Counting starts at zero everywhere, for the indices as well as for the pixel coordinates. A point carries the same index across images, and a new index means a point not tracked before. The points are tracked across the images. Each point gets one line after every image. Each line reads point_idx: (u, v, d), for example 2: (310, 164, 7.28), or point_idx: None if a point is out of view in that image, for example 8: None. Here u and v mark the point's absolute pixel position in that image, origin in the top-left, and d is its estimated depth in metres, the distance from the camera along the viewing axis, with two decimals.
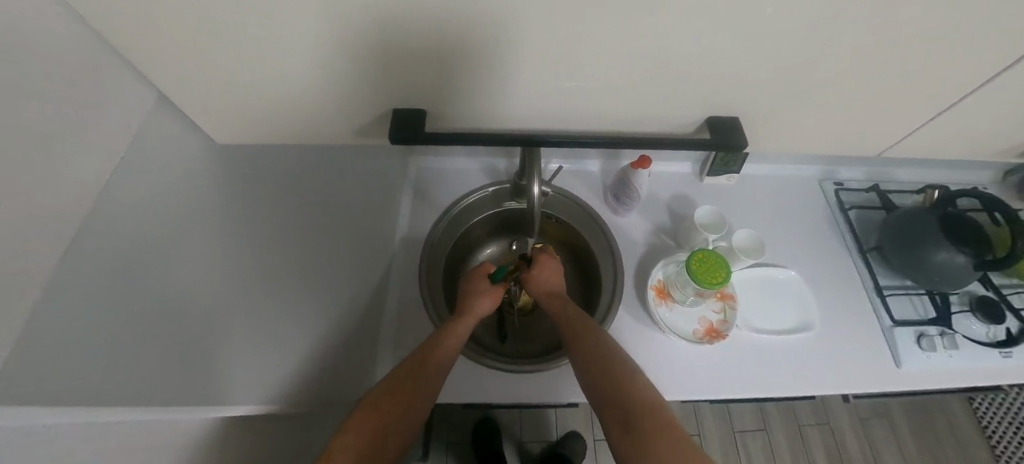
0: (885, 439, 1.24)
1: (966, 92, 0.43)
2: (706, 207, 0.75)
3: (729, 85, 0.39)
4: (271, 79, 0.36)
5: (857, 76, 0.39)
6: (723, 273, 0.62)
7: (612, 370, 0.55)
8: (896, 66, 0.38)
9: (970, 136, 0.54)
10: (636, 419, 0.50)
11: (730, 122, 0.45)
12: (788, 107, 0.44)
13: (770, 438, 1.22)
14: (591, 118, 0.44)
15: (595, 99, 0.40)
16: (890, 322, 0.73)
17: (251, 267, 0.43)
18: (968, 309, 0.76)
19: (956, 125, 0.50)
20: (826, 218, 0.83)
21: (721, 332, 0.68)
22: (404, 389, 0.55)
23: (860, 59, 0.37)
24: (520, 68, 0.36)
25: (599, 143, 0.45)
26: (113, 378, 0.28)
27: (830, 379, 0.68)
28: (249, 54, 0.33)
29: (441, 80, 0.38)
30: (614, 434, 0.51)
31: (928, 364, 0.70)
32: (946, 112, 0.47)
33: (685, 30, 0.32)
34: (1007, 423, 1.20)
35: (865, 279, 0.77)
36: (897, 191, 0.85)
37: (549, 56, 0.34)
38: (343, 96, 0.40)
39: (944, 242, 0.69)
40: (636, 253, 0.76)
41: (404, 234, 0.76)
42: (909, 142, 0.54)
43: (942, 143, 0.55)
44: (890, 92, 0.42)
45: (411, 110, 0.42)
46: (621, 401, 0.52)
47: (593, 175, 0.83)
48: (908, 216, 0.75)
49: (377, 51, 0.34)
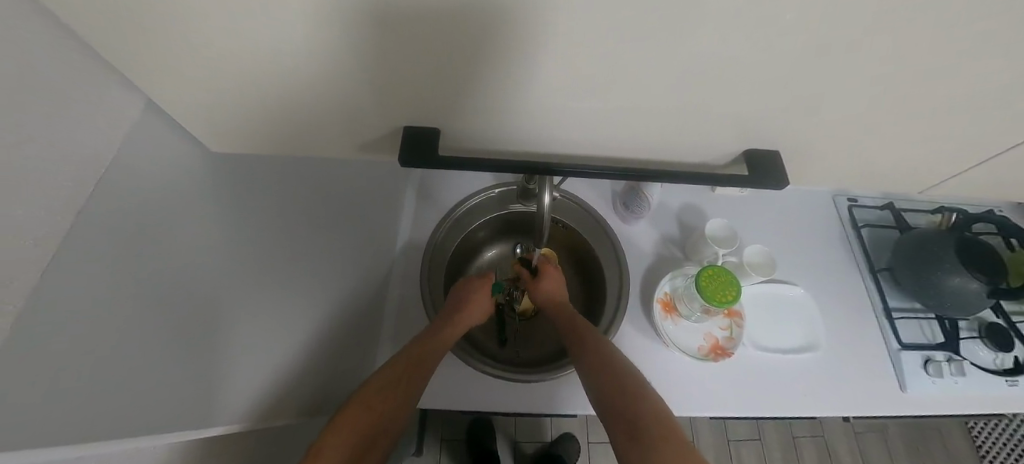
0: (879, 454, 1.24)
1: (1005, 133, 0.41)
2: (717, 220, 0.73)
3: (758, 116, 0.37)
4: (269, 91, 0.34)
5: (894, 112, 0.37)
6: (733, 291, 0.60)
7: (623, 376, 0.55)
8: (935, 107, 0.36)
9: (997, 175, 0.52)
10: (641, 425, 0.50)
11: (761, 152, 0.43)
12: (814, 140, 0.42)
13: (763, 447, 1.22)
14: (610, 142, 0.42)
15: (618, 121, 0.38)
16: (898, 345, 0.72)
17: (247, 280, 0.41)
18: (977, 335, 0.75)
19: (985, 164, 0.48)
20: (838, 235, 0.80)
21: (726, 350, 0.67)
22: (395, 389, 0.54)
23: (899, 98, 0.34)
24: (539, 88, 0.34)
25: (611, 175, 0.43)
26: (103, 409, 0.26)
27: (833, 399, 0.67)
28: (247, 74, 0.31)
29: (455, 95, 0.35)
30: (621, 443, 0.50)
31: (934, 389, 0.69)
32: (985, 149, 0.44)
33: (716, 65, 0.30)
34: (1002, 445, 1.20)
35: (874, 301, 0.75)
36: (912, 210, 0.82)
37: (565, 82, 0.33)
38: (348, 113, 0.38)
39: (960, 269, 0.67)
40: (643, 265, 0.74)
41: (405, 236, 0.74)
42: (938, 176, 0.52)
43: (969, 178, 0.53)
44: (929, 129, 0.40)
45: (421, 130, 0.40)
46: (631, 406, 0.52)
47: (602, 181, 0.80)
48: (924, 238, 0.72)
49: (380, 70, 0.32)
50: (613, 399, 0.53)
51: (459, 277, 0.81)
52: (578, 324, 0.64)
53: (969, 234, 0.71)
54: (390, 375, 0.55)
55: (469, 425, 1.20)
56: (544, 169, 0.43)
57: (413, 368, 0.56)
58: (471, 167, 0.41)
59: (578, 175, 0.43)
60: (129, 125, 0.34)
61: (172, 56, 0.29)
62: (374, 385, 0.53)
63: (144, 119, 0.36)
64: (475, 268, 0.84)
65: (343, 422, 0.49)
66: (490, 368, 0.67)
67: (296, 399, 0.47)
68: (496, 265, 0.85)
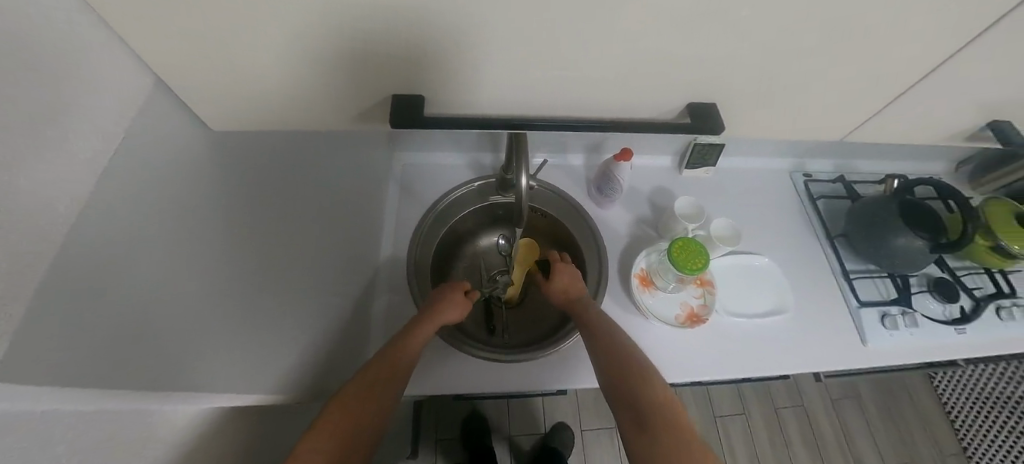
0: (855, 418, 1.31)
1: (911, 92, 0.48)
2: (685, 198, 0.77)
3: (699, 80, 0.42)
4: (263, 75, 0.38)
5: (814, 73, 0.43)
6: (702, 260, 0.64)
7: (631, 359, 0.58)
8: (845, 66, 0.42)
9: (919, 135, 0.59)
10: (648, 412, 0.52)
11: (706, 108, 0.47)
12: (752, 107, 0.48)
13: (748, 421, 1.27)
14: (582, 100, 0.44)
15: (581, 85, 0.41)
16: (857, 303, 0.77)
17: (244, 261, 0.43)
18: (926, 289, 0.81)
19: (904, 123, 0.55)
20: (796, 207, 0.87)
21: (701, 317, 0.70)
22: (376, 387, 0.55)
23: (814, 57, 0.40)
24: (503, 62, 0.38)
25: (586, 125, 0.46)
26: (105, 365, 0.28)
27: (801, 356, 0.72)
28: (242, 51, 0.35)
29: (434, 74, 0.39)
30: (626, 428, 0.53)
31: (892, 341, 0.75)
32: (903, 107, 0.51)
33: (655, 32, 0.34)
34: (965, 399, 1.30)
35: (832, 264, 0.81)
36: (861, 182, 0.89)
37: (524, 54, 0.37)
38: (334, 88, 0.41)
39: (903, 228, 0.73)
40: (619, 244, 0.78)
41: (391, 229, 0.77)
42: (868, 137, 0.59)
43: (895, 139, 0.60)
44: (847, 87, 0.46)
45: (410, 96, 0.43)
46: (637, 395, 0.54)
47: (576, 169, 0.85)
48: (871, 205, 0.79)
49: (358, 43, 0.35)
50: (621, 381, 0.56)
51: (445, 270, 0.83)
52: (590, 310, 0.65)
53: (911, 198, 0.77)
54: (371, 374, 0.56)
55: (463, 423, 1.20)
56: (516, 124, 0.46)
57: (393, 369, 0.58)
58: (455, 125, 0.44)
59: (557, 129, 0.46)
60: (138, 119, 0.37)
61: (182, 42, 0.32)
62: (357, 383, 0.54)
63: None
64: (460, 262, 0.86)
65: (325, 421, 0.50)
66: (485, 352, 0.69)
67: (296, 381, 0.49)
68: (480, 257, 0.87)
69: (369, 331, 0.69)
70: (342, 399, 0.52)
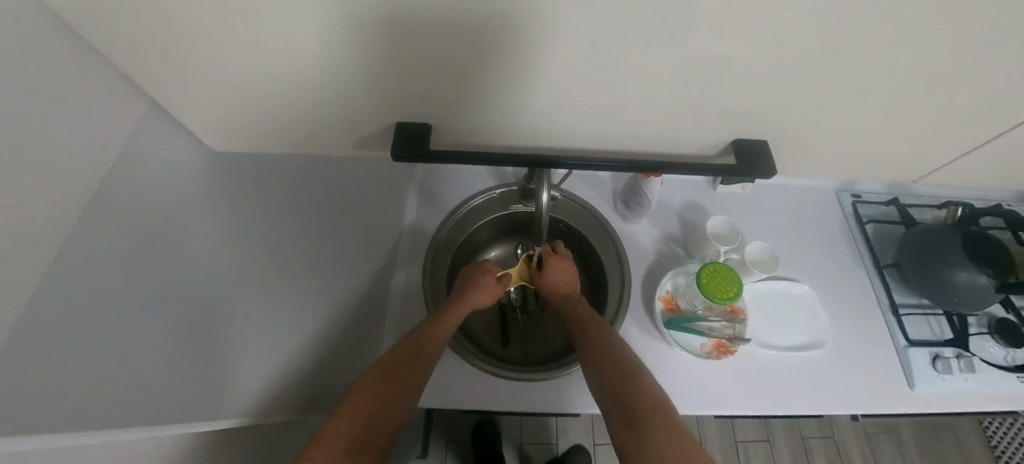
0: (889, 454, 1.27)
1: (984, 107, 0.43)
2: (718, 217, 0.72)
3: (741, 91, 0.40)
4: (275, 58, 0.37)
5: (880, 83, 0.39)
6: (734, 288, 0.60)
7: (625, 364, 0.54)
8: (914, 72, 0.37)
9: (991, 147, 0.53)
10: (645, 415, 0.48)
11: (760, 145, 0.51)
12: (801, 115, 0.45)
13: (772, 448, 1.27)
14: (585, 88, 0.40)
15: (594, 71, 0.37)
16: (905, 342, 0.71)
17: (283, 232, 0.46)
18: (986, 331, 0.74)
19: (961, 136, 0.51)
20: (842, 231, 0.80)
21: (729, 347, 0.66)
22: (401, 371, 0.53)
23: (892, 58, 0.35)
24: (537, 65, 0.37)
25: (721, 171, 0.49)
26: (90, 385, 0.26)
27: (837, 398, 0.66)
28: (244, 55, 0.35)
29: (466, 93, 0.42)
30: (620, 432, 0.48)
31: (943, 386, 0.68)
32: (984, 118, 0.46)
33: (704, 33, 0.32)
34: (1018, 444, 1.22)
35: (880, 297, 0.75)
36: (918, 206, 0.82)
37: (564, 49, 0.34)
38: (347, 85, 0.41)
39: (964, 262, 0.65)
40: (644, 260, 0.74)
41: (410, 232, 0.77)
42: (926, 151, 0.54)
43: (954, 149, 0.54)
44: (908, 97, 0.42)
45: (412, 129, 0.48)
46: (630, 399, 0.50)
47: (603, 180, 0.81)
48: (928, 232, 0.71)
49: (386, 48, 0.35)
50: (618, 383, 0.52)
51: None
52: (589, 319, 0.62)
53: (977, 229, 0.68)
54: (398, 355, 0.54)
55: (475, 426, 1.21)
56: (543, 163, 0.50)
57: (412, 353, 0.55)
58: (454, 160, 0.48)
59: (683, 172, 0.50)
60: (128, 127, 0.41)
61: (185, 42, 0.34)
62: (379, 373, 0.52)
63: (140, 125, 0.43)
64: None
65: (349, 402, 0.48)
66: (491, 367, 0.66)
67: (281, 387, 0.49)
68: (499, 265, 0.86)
69: (381, 336, 0.68)
70: (371, 382, 0.51)
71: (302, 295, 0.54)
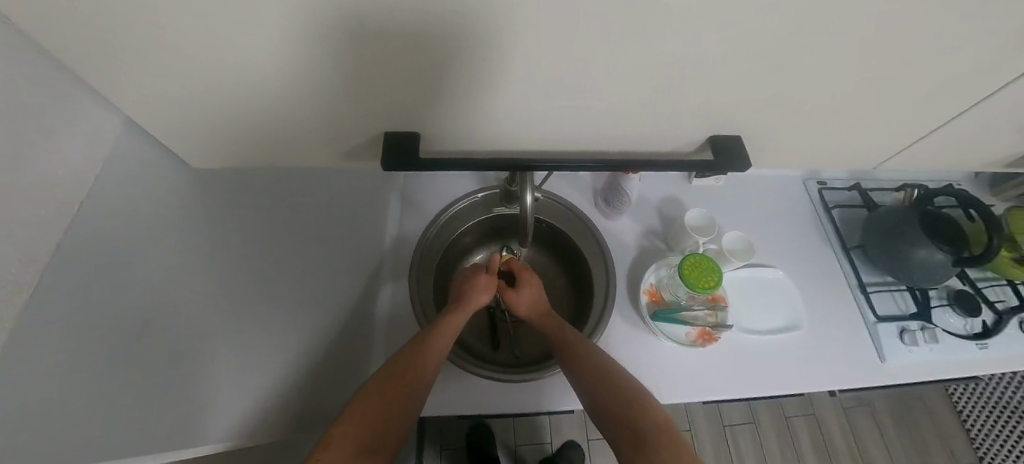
0: (866, 426, 1.34)
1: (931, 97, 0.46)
2: (696, 210, 0.75)
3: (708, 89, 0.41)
4: (242, 70, 0.36)
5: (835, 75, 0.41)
6: (714, 277, 0.62)
7: (618, 378, 0.55)
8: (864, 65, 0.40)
9: (940, 133, 0.57)
10: (644, 429, 0.50)
11: (733, 140, 0.53)
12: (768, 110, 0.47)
13: (758, 429, 1.31)
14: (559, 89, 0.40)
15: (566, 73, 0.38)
16: (875, 318, 0.75)
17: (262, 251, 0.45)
18: (946, 303, 0.79)
19: (913, 124, 0.54)
20: (811, 217, 0.84)
21: (713, 335, 0.68)
22: (400, 379, 0.52)
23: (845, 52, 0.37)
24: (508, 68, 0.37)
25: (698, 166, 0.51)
26: None
27: (816, 376, 0.69)
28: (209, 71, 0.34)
29: (441, 98, 0.42)
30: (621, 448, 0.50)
31: (910, 357, 0.72)
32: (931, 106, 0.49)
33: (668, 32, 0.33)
34: (981, 408, 1.30)
35: (849, 277, 0.79)
36: (877, 190, 0.87)
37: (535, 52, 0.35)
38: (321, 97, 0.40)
39: (921, 241, 0.70)
40: (627, 255, 0.76)
41: (393, 240, 0.76)
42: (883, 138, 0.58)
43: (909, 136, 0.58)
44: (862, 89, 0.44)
45: (396, 139, 0.48)
46: (628, 413, 0.51)
47: (583, 179, 0.82)
48: (888, 214, 0.76)
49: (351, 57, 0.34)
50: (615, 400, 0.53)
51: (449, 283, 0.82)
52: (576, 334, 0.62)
53: (932, 209, 0.73)
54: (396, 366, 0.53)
55: (469, 432, 1.20)
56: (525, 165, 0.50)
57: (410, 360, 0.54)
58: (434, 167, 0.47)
59: (657, 169, 0.51)
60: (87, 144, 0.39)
61: (141, 61, 0.33)
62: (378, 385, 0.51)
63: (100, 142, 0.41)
64: None
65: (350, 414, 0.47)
66: (485, 370, 0.66)
67: (268, 407, 0.47)
68: None
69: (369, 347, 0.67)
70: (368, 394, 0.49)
71: (284, 310, 0.52)
